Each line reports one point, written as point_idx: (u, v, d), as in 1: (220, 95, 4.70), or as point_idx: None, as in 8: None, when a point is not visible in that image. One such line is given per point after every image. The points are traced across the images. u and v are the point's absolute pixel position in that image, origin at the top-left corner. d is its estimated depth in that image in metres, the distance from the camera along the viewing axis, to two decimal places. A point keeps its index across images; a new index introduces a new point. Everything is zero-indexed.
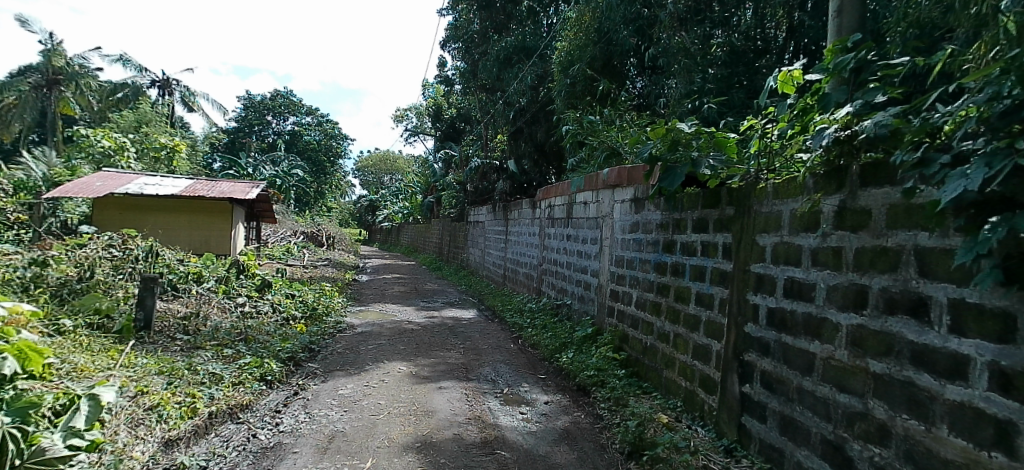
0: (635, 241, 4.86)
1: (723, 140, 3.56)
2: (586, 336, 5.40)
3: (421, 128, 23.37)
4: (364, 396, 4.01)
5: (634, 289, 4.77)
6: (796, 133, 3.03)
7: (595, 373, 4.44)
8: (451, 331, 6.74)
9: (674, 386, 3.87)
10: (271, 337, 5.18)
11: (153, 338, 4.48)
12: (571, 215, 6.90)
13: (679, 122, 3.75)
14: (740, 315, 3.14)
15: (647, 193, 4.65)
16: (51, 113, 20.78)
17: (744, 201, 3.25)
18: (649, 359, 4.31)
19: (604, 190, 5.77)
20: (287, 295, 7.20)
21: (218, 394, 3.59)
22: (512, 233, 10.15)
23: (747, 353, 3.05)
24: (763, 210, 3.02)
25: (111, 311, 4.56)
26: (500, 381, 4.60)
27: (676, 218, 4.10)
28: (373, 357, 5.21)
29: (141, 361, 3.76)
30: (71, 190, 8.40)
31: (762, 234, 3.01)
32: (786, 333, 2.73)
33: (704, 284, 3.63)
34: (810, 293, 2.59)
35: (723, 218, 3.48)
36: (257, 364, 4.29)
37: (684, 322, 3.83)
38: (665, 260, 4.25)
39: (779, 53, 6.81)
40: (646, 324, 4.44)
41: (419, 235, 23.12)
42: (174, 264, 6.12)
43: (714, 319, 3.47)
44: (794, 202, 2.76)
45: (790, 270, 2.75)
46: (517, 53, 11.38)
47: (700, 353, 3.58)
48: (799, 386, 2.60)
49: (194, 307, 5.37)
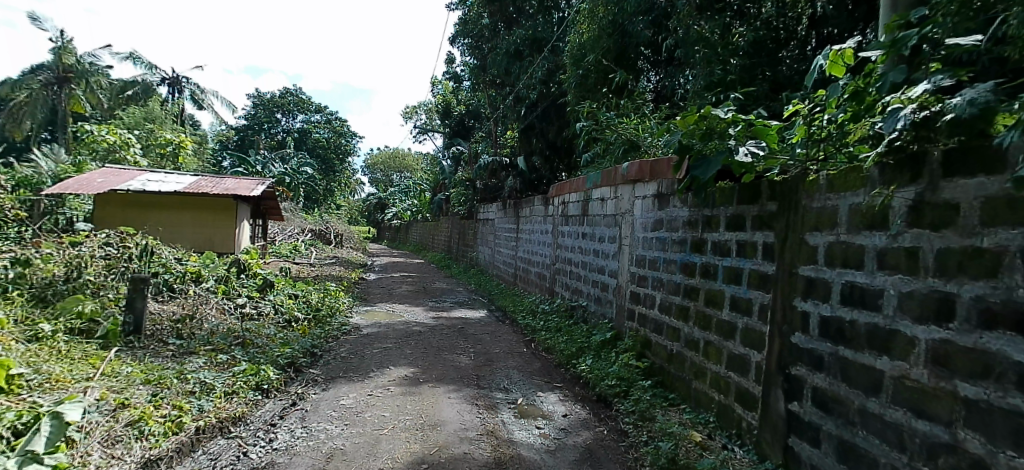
0: (658, 240, 4.52)
1: (764, 128, 3.21)
2: (604, 342, 5.06)
3: (431, 125, 23.07)
4: (366, 408, 3.70)
5: (657, 291, 4.44)
6: (851, 122, 2.70)
7: (616, 383, 4.11)
8: (461, 333, 6.43)
9: (705, 398, 3.54)
10: (270, 341, 4.89)
11: (143, 342, 4.22)
12: (586, 212, 6.57)
13: (714, 108, 3.38)
14: (785, 324, 2.81)
15: (673, 188, 4.31)
16: (62, 111, 20.73)
17: (789, 196, 2.90)
18: (675, 367, 3.97)
19: (624, 185, 5.43)
20: (290, 295, 6.91)
21: (208, 406, 3.29)
22: (523, 231, 9.82)
23: (793, 366, 2.71)
24: (813, 206, 2.68)
25: (96, 314, 4.27)
26: (514, 390, 4.28)
27: (707, 214, 3.76)
28: (378, 362, 4.90)
29: (125, 369, 3.47)
30: (71, 187, 8.15)
31: (813, 232, 2.67)
32: (844, 347, 2.39)
33: (740, 288, 3.29)
34: (875, 300, 2.25)
35: (763, 216, 3.14)
36: (253, 371, 3.98)
37: (717, 329, 3.50)
38: (693, 260, 3.91)
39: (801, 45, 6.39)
40: (672, 330, 4.10)
41: (428, 233, 22.84)
42: (171, 263, 5.86)
43: (753, 327, 3.13)
44: (853, 197, 2.41)
45: (848, 273, 2.41)
46: (528, 45, 11.05)
47: (736, 364, 3.25)
48: (862, 408, 2.27)
49: (190, 309, 5.10)
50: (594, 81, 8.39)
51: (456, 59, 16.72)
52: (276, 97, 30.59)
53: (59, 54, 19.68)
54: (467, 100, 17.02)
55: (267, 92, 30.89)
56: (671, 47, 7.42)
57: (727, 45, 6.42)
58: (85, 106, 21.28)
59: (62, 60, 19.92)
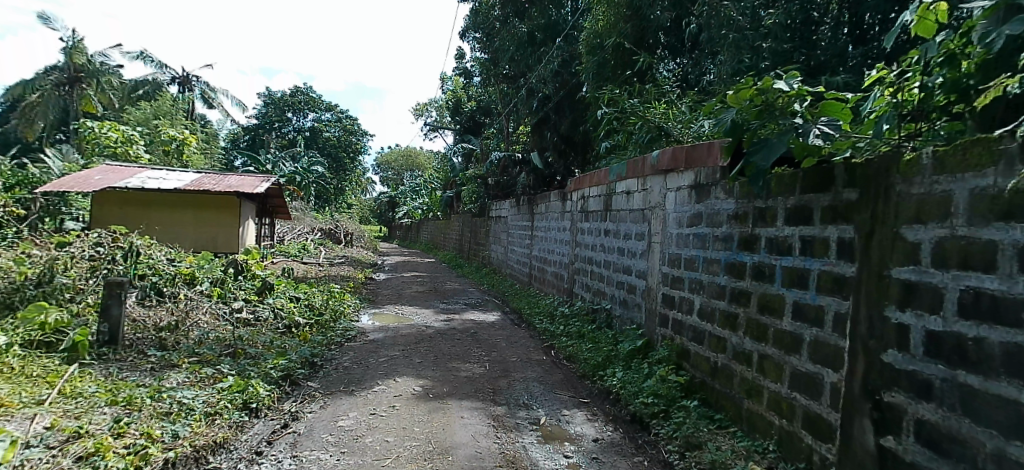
0: (696, 236, 3.99)
1: (837, 104, 2.75)
2: (634, 351, 4.54)
3: (441, 122, 22.44)
4: (368, 431, 3.22)
5: (696, 295, 3.92)
6: (947, 91, 2.37)
7: (653, 401, 3.60)
8: (474, 338, 5.94)
9: (761, 422, 3.03)
10: (265, 351, 4.43)
11: (116, 355, 3.80)
12: (609, 207, 6.05)
13: (774, 80, 2.91)
14: (874, 339, 2.29)
15: (715, 177, 3.79)
16: (74, 110, 20.55)
17: (871, 180, 2.39)
18: (721, 383, 3.46)
19: (653, 177, 4.91)
20: (291, 299, 6.43)
21: (183, 431, 2.84)
22: (538, 229, 9.31)
23: (886, 392, 2.21)
24: (912, 193, 2.16)
25: (62, 324, 3.82)
26: (535, 406, 3.79)
27: (759, 205, 3.24)
28: (382, 373, 4.41)
29: (89, 388, 3.06)
30: (66, 184, 7.81)
31: (912, 224, 2.16)
32: (966, 372, 1.90)
33: (807, 293, 2.78)
34: (1015, 311, 1.75)
35: (838, 206, 2.61)
36: (240, 388, 3.51)
37: (775, 341, 2.98)
38: (741, 259, 3.38)
39: (836, 24, 5.70)
40: (715, 340, 3.59)
41: (440, 232, 22.32)
42: (161, 264, 5.40)
43: (825, 340, 2.61)
44: (978, 178, 1.91)
45: (969, 276, 1.91)
46: (542, 33, 10.56)
47: (803, 384, 2.74)
48: (998, 452, 1.78)
49: (179, 314, 4.67)
50: (613, 69, 7.83)
51: (466, 54, 16.32)
52: (287, 96, 30.24)
53: (70, 53, 19.48)
54: (478, 96, 16.64)
55: (277, 91, 30.60)
56: (696, 31, 6.90)
57: (757, 28, 5.82)
58: (97, 105, 21.01)
59: (73, 59, 19.75)
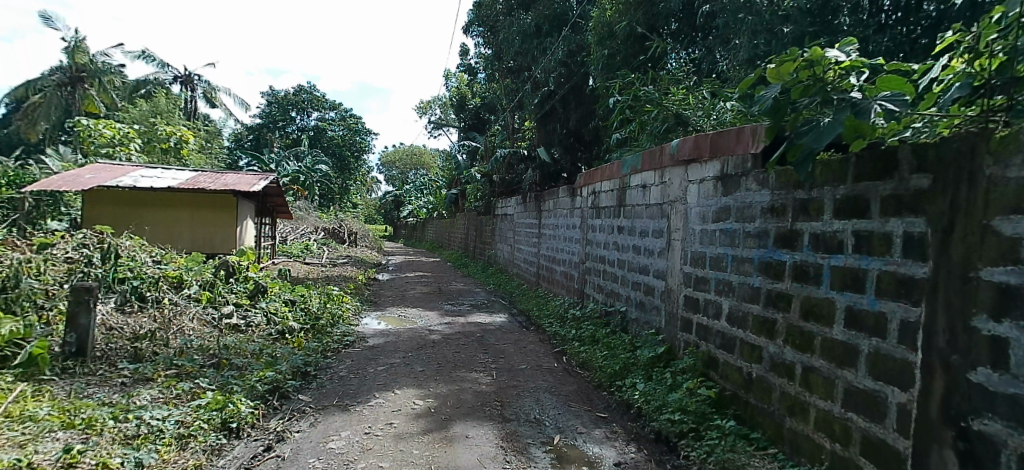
0: (724, 232, 3.60)
1: (898, 78, 2.34)
2: (655, 358, 4.16)
3: (445, 119, 22.03)
4: (361, 455, 2.85)
5: (724, 297, 3.53)
6: None
7: (680, 416, 3.24)
8: (480, 343, 5.58)
9: (807, 445, 2.65)
10: (253, 361, 4.09)
11: (82, 370, 3.51)
12: (623, 202, 5.67)
13: (824, 51, 2.52)
14: (958, 354, 1.91)
15: (746, 166, 3.40)
16: (76, 111, 20.30)
17: (949, 163, 2.01)
18: (756, 397, 3.09)
19: (673, 168, 4.53)
20: (286, 302, 6.07)
21: (149, 459, 2.49)
22: (546, 226, 8.93)
23: (976, 419, 1.84)
24: (1009, 177, 1.78)
25: (20, 336, 3.51)
26: (547, 421, 3.44)
27: (802, 197, 2.85)
28: (380, 384, 4.05)
29: (39, 411, 2.76)
30: (55, 183, 7.44)
31: (1010, 217, 1.77)
32: None
33: (864, 298, 2.39)
34: None
35: (901, 196, 2.22)
36: (218, 406, 3.14)
37: (824, 353, 2.60)
38: (779, 258, 2.99)
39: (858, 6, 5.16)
40: (748, 349, 3.21)
41: (446, 232, 21.96)
42: (146, 266, 5.06)
43: (889, 353, 2.23)
44: None
45: None
46: (548, 23, 10.17)
47: (860, 403, 2.36)
48: None
49: (162, 322, 4.35)
50: (624, 58, 7.41)
51: (469, 49, 15.98)
52: (290, 95, 29.95)
53: (70, 53, 19.28)
54: (482, 92, 16.35)
55: (281, 91, 30.39)
56: (712, 14, 6.47)
57: (774, 11, 5.38)
58: (99, 105, 20.78)
59: (75, 59, 19.57)
